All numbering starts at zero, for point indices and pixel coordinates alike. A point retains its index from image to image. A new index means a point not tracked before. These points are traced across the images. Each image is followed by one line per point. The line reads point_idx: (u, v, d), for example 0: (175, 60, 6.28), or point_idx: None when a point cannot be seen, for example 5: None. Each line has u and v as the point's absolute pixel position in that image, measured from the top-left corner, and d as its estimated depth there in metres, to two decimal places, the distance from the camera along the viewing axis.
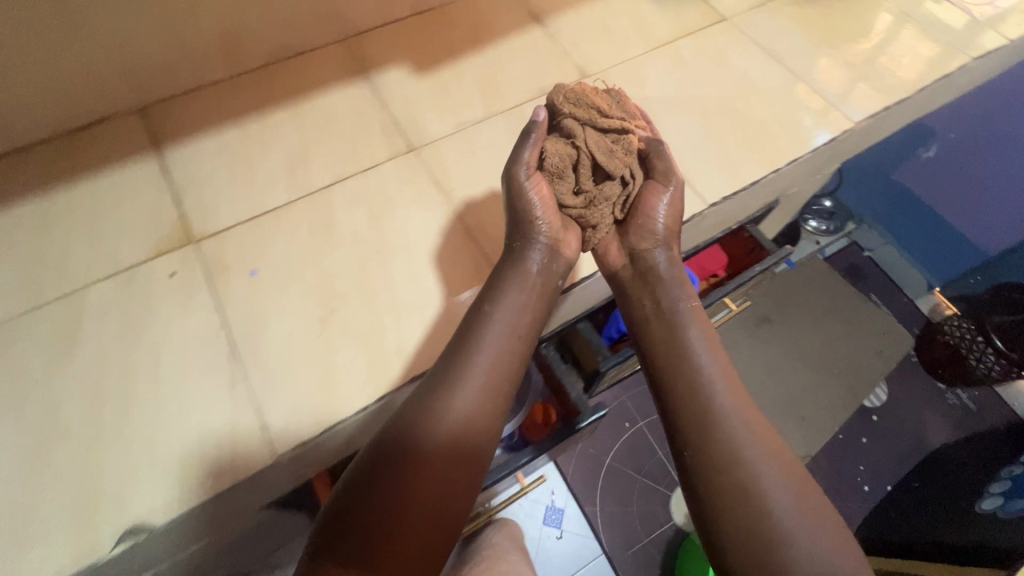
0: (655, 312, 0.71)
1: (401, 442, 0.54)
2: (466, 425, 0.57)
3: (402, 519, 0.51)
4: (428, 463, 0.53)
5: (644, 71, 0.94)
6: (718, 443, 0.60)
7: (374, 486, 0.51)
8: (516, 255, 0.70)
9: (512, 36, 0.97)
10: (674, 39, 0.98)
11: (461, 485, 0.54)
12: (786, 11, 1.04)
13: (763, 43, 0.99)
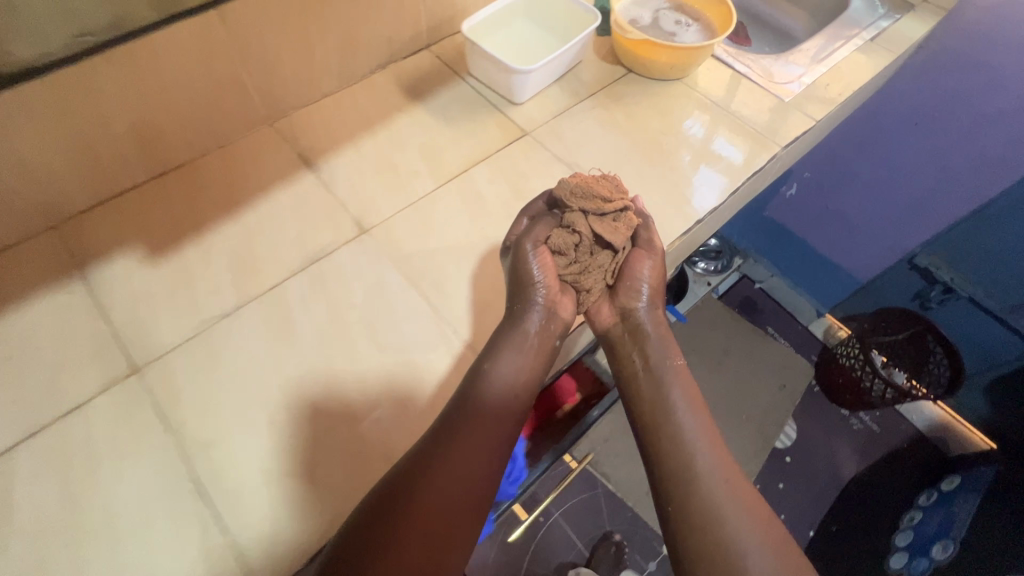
0: (643, 358, 0.73)
1: (443, 444, 0.60)
2: (485, 436, 0.62)
3: (412, 536, 0.55)
4: (449, 473, 0.59)
5: (431, 213, 0.82)
6: (692, 491, 0.61)
7: (393, 497, 0.56)
8: (514, 314, 0.70)
9: (404, 187, 0.85)
10: (467, 167, 0.88)
11: (471, 496, 0.60)
12: (639, 116, 0.99)
13: (566, 158, 0.90)
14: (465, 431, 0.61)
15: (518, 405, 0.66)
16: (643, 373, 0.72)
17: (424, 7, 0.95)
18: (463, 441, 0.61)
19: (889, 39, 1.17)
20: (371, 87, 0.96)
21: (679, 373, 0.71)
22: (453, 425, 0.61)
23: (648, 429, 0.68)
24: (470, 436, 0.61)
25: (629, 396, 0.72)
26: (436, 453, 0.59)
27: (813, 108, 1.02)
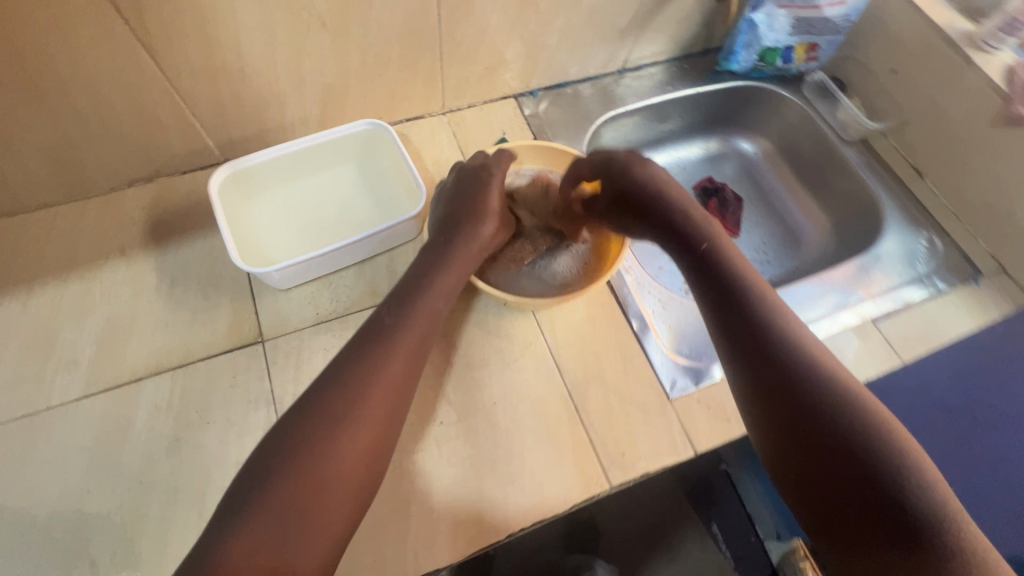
0: (713, 280, 0.55)
1: (323, 406, 0.47)
2: (375, 402, 0.48)
3: (297, 495, 0.43)
4: (346, 440, 0.46)
5: (41, 440, 0.58)
6: (830, 381, 0.46)
7: (292, 441, 0.45)
8: (424, 294, 0.56)
9: (40, 375, 0.61)
10: (143, 378, 0.62)
11: (373, 452, 0.48)
12: (441, 350, 0.68)
13: (284, 402, 0.63)
14: (362, 379, 0.49)
15: (416, 342, 0.53)
16: (725, 323, 0.52)
17: (197, 125, 0.69)
18: (351, 398, 0.47)
19: (909, 323, 0.76)
20: (113, 207, 0.72)
21: (766, 303, 0.52)
22: (336, 382, 0.48)
23: (754, 365, 0.49)
24: (365, 398, 0.48)
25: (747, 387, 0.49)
26: (346, 420, 0.46)
27: (707, 424, 0.66)
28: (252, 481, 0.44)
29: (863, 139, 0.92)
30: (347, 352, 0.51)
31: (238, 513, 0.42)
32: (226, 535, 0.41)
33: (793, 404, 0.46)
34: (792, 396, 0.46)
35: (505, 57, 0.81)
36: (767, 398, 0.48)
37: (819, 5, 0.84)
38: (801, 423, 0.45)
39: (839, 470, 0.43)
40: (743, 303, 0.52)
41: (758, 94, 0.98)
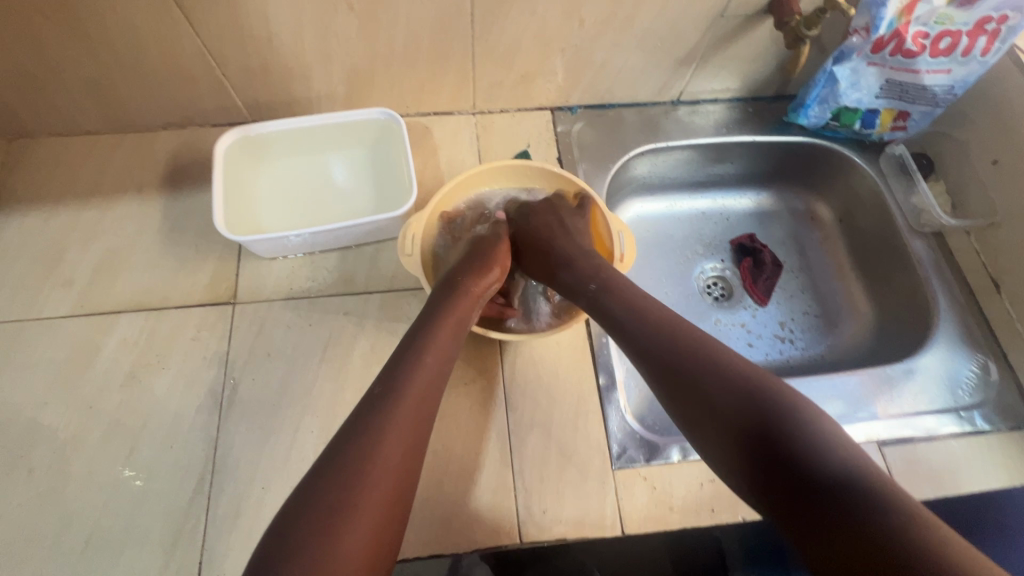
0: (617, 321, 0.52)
1: (310, 505, 0.37)
2: (370, 481, 0.38)
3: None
4: (353, 523, 0.36)
5: (24, 345, 0.64)
6: (761, 389, 0.42)
7: (278, 555, 0.35)
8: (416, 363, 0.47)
9: (40, 286, 0.67)
10: (122, 310, 0.66)
11: (388, 525, 0.38)
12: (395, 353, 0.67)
13: (235, 366, 0.64)
14: (352, 454, 0.39)
15: (418, 416, 0.44)
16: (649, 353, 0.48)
17: (227, 83, 0.72)
18: (342, 485, 0.38)
19: (922, 456, 0.65)
20: (144, 145, 0.77)
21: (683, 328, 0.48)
22: (319, 471, 0.39)
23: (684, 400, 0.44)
24: (360, 475, 0.38)
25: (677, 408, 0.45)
26: (341, 504, 0.37)
27: (645, 506, 0.60)
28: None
29: (938, 233, 0.79)
30: (329, 444, 0.41)
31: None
32: None
33: (735, 432, 0.40)
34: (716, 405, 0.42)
35: (544, 68, 0.76)
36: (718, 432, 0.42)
37: (918, 69, 0.73)
38: (751, 448, 0.39)
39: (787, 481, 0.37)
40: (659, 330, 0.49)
41: (829, 155, 0.87)
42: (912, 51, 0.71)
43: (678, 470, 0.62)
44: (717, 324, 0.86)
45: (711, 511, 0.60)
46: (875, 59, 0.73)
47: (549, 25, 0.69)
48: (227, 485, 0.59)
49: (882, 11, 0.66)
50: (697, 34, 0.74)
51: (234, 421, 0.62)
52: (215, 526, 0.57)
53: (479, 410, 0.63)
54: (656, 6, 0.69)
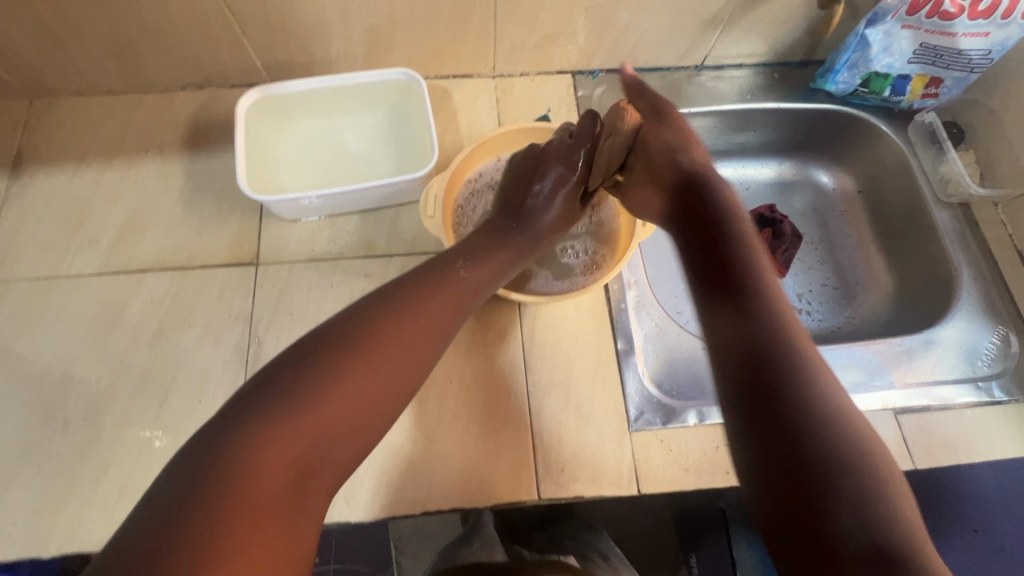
0: (713, 282, 0.48)
1: (316, 350, 0.42)
2: (375, 360, 0.43)
3: (275, 428, 0.37)
4: (348, 384, 0.41)
5: (55, 301, 0.65)
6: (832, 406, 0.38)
7: (274, 385, 0.39)
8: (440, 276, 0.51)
9: (68, 245, 0.68)
10: (147, 270, 0.67)
11: (348, 426, 0.40)
12: None
13: (259, 325, 0.66)
14: (365, 333, 0.44)
15: (429, 329, 0.47)
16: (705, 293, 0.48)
17: (246, 43, 0.71)
18: (339, 351, 0.42)
19: (937, 424, 0.65)
20: (163, 106, 0.76)
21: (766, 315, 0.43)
22: (335, 337, 0.43)
23: (738, 376, 0.41)
24: (355, 351, 0.42)
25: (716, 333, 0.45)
26: (348, 367, 0.41)
27: (662, 467, 0.61)
28: (228, 424, 0.38)
29: (965, 203, 0.78)
30: (346, 314, 0.46)
31: (222, 449, 0.36)
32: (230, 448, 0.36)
33: (755, 414, 0.39)
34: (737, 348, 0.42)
35: (566, 29, 0.74)
36: (750, 412, 0.39)
37: (955, 32, 0.71)
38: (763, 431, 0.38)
39: (778, 460, 0.36)
40: (760, 310, 0.44)
41: (857, 124, 0.84)
42: (950, 12, 0.69)
43: (695, 434, 0.63)
44: None
45: (727, 473, 0.62)
46: (910, 21, 0.71)
47: None
48: None
49: None
50: None
51: None
52: None
53: (500, 373, 0.65)
54: None
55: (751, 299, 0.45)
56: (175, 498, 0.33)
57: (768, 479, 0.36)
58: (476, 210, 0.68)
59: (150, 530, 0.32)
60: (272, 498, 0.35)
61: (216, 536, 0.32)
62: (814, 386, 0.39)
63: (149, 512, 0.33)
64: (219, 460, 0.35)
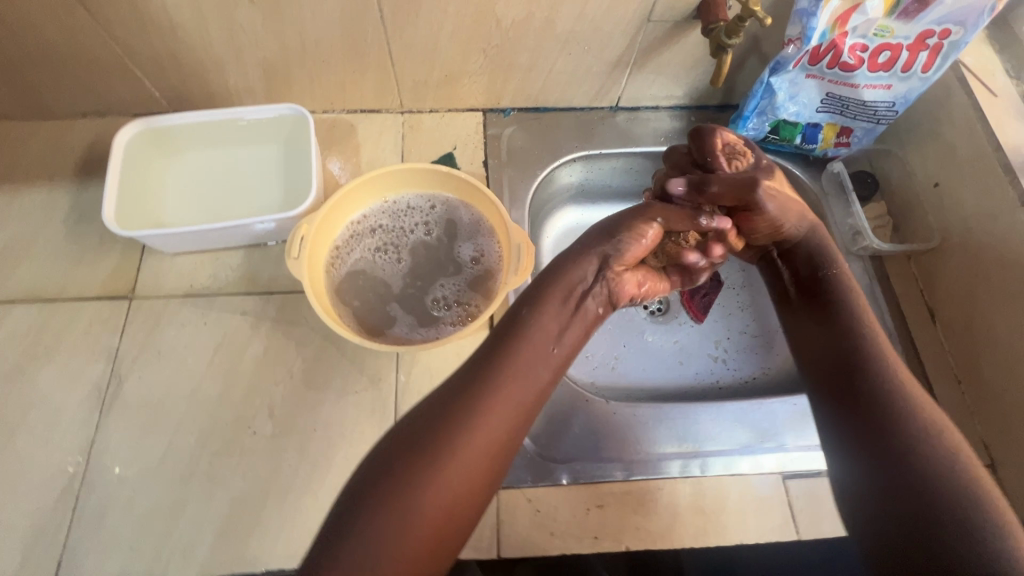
0: (852, 399, 0.50)
1: (418, 440, 0.43)
2: (476, 435, 0.43)
3: (396, 537, 0.39)
4: (445, 474, 0.42)
5: None
6: (924, 464, 0.45)
7: (377, 488, 0.41)
8: (522, 345, 0.48)
9: None
10: (15, 301, 0.66)
11: (463, 507, 0.42)
12: (288, 355, 0.65)
13: (123, 361, 0.63)
14: (464, 410, 0.44)
15: (519, 407, 0.46)
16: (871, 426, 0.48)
17: (137, 73, 0.70)
18: (445, 439, 0.43)
19: (827, 493, 0.62)
20: (61, 132, 0.75)
21: (920, 427, 0.46)
22: (436, 421, 0.44)
23: (845, 421, 0.49)
24: (467, 441, 0.43)
25: (858, 438, 0.48)
26: (448, 451, 0.42)
27: (526, 529, 0.58)
28: (343, 521, 0.40)
29: (876, 256, 0.75)
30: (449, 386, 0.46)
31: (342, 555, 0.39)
32: (345, 541, 0.39)
33: (932, 535, 0.42)
34: (902, 473, 0.45)
35: (467, 68, 0.73)
36: (860, 474, 0.47)
37: (857, 83, 0.70)
38: (924, 540, 0.43)
39: (918, 548, 0.43)
40: (896, 414, 0.47)
41: (774, 170, 0.82)
42: (850, 64, 0.68)
43: (566, 494, 0.60)
44: (649, 339, 0.84)
45: (594, 539, 0.58)
46: (813, 71, 0.70)
47: (464, 24, 0.66)
48: (97, 485, 0.58)
49: (813, 22, 0.62)
50: (624, 38, 0.70)
51: (114, 418, 0.61)
52: (80, 525, 0.56)
53: (366, 421, 0.62)
54: (576, 6, 0.65)
55: (878, 407, 0.48)
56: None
57: (877, 520, 0.45)
58: (355, 250, 0.67)
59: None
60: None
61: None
62: (928, 470, 0.44)
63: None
64: (335, 570, 0.38)
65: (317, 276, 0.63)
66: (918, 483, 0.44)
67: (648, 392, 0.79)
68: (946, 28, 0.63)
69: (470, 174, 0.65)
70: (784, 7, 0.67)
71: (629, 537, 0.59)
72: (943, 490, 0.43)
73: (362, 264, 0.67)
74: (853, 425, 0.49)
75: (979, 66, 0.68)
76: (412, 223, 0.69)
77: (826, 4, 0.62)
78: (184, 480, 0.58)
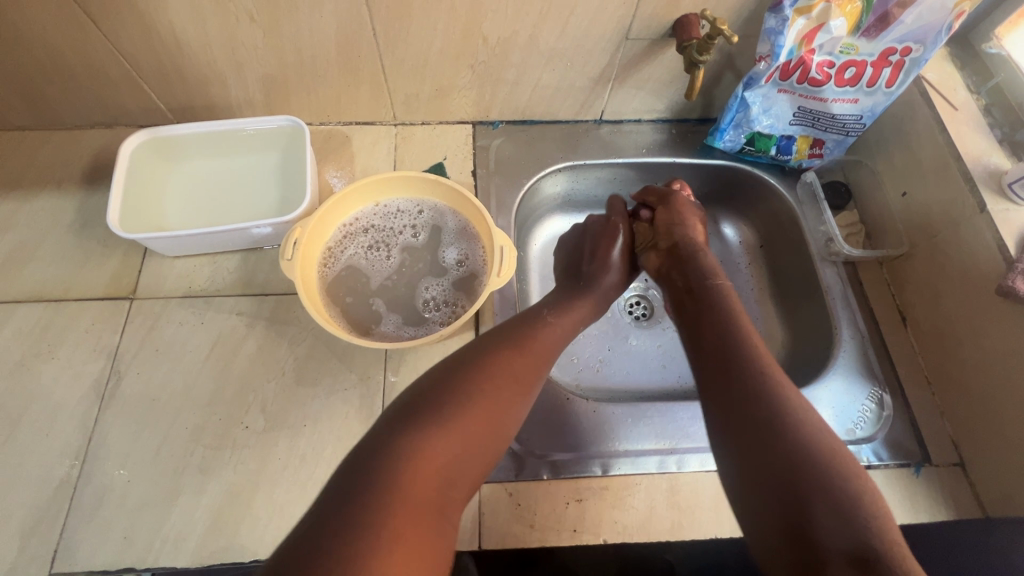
0: (721, 380, 0.50)
1: (466, 372, 0.49)
2: (513, 383, 0.50)
3: (448, 438, 0.44)
4: (500, 399, 0.48)
5: None
6: (802, 444, 0.43)
7: (434, 399, 0.46)
8: (543, 323, 0.58)
9: None
10: (22, 301, 0.69)
11: (498, 436, 0.47)
12: (280, 353, 0.67)
13: (122, 359, 0.66)
14: (506, 359, 0.51)
15: (544, 357, 0.54)
16: (735, 403, 0.48)
17: (145, 86, 0.74)
18: (485, 375, 0.49)
19: None
20: (70, 142, 0.79)
21: (798, 410, 0.46)
22: (478, 362, 0.50)
23: (717, 406, 0.49)
24: (505, 387, 0.49)
25: (727, 416, 0.47)
26: (491, 390, 0.48)
27: (507, 522, 0.60)
28: (392, 432, 0.43)
29: (849, 262, 0.78)
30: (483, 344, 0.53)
31: (397, 451, 0.42)
32: (405, 441, 0.42)
33: (796, 513, 0.41)
34: (773, 452, 0.44)
35: (456, 83, 0.78)
36: (740, 461, 0.45)
37: (825, 97, 0.73)
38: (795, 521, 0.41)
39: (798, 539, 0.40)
40: (758, 392, 0.47)
41: (751, 180, 0.86)
42: (818, 79, 0.72)
43: (546, 488, 0.62)
44: (633, 343, 0.86)
45: (573, 531, 0.60)
46: (784, 86, 0.73)
47: (452, 40, 0.70)
48: (94, 476, 0.60)
49: (780, 40, 0.66)
50: (605, 55, 0.74)
51: (112, 413, 0.63)
52: (76, 515, 0.58)
53: (355, 418, 0.64)
54: (558, 24, 0.69)
55: (743, 383, 0.48)
56: (361, 492, 0.38)
57: (755, 504, 0.43)
58: (347, 252, 0.71)
59: (339, 515, 0.37)
60: (420, 499, 0.40)
61: (387, 528, 0.37)
62: (800, 445, 0.43)
63: (335, 503, 0.38)
64: (391, 465, 0.41)
65: (311, 276, 0.66)
66: (788, 459, 0.43)
67: (632, 394, 0.82)
68: (907, 47, 0.67)
69: (456, 181, 0.68)
70: (754, 26, 0.71)
71: (607, 530, 0.60)
72: (800, 466, 0.42)
73: (354, 263, 0.71)
74: (722, 406, 0.48)
75: (940, 81, 0.72)
76: (400, 226, 0.73)
77: (792, 23, 0.65)
78: (177, 472, 0.61)
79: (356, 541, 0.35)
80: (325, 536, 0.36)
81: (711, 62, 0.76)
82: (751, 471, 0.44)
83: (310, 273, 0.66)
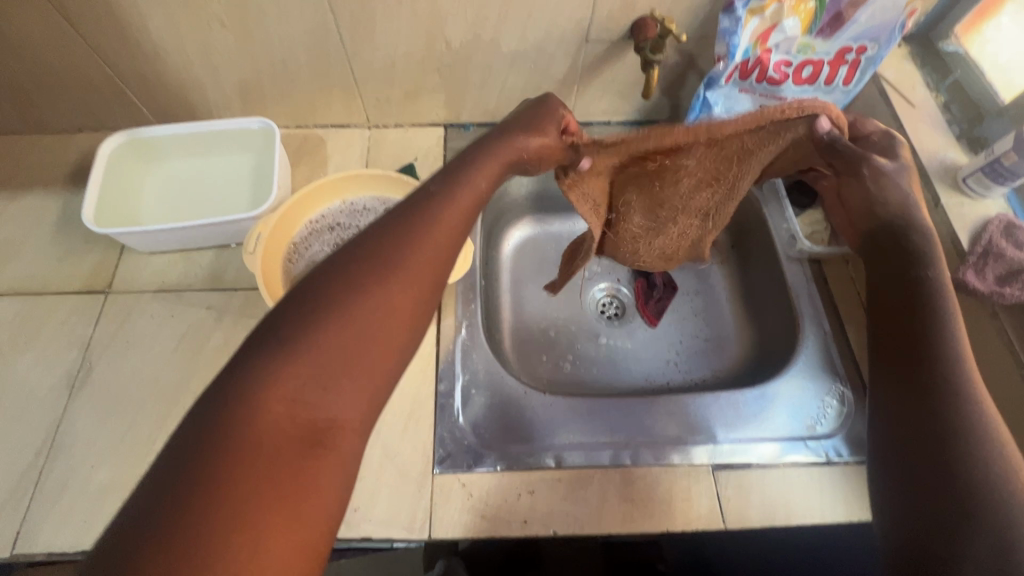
0: (898, 372, 0.43)
1: (337, 273, 0.37)
2: (404, 279, 0.38)
3: (299, 358, 0.34)
4: (378, 297, 0.37)
5: None
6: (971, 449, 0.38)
7: (287, 318, 0.35)
8: (439, 200, 0.43)
9: None
10: (4, 294, 0.72)
11: (391, 342, 0.37)
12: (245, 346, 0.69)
13: (94, 349, 0.68)
14: (390, 252, 0.39)
15: (447, 238, 0.42)
16: (908, 398, 0.42)
17: (127, 91, 0.77)
18: (354, 286, 0.37)
19: (756, 483, 0.63)
20: (60, 145, 0.83)
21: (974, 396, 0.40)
22: (348, 265, 0.38)
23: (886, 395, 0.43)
24: (390, 277, 0.38)
25: (899, 410, 0.42)
26: (370, 289, 0.37)
27: (457, 513, 0.61)
28: (238, 362, 0.34)
29: (815, 260, 0.78)
30: (365, 232, 0.40)
31: (239, 391, 0.32)
32: (251, 374, 0.33)
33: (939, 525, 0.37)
34: (932, 455, 0.39)
35: (424, 86, 0.80)
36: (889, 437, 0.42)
37: (785, 96, 0.74)
38: (941, 529, 0.37)
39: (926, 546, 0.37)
40: (943, 391, 0.41)
41: None
42: (776, 79, 0.72)
43: (500, 480, 0.62)
44: (604, 343, 0.86)
45: (523, 522, 0.60)
46: (744, 85, 0.74)
47: (417, 44, 0.73)
48: (60, 460, 0.62)
49: (735, 40, 0.67)
50: (567, 56, 0.76)
51: (81, 402, 0.65)
52: (40, 498, 0.60)
53: None
54: (517, 27, 0.71)
55: (929, 382, 0.41)
56: (194, 448, 0.30)
57: (896, 499, 0.40)
58: (313, 249, 0.72)
59: (170, 473, 0.30)
60: (280, 442, 0.32)
61: (231, 487, 0.30)
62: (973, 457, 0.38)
63: (167, 464, 0.30)
64: (232, 403, 0.32)
65: (277, 271, 0.69)
66: (949, 470, 0.38)
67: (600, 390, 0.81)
68: (862, 45, 0.68)
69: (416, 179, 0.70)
70: (712, 27, 0.72)
71: (557, 522, 0.60)
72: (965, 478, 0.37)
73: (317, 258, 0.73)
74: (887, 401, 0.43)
75: (898, 79, 0.72)
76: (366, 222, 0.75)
77: (746, 23, 0.66)
78: (139, 458, 0.62)
79: (192, 510, 0.28)
80: (152, 504, 0.29)
81: (673, 63, 0.78)
82: (909, 453, 0.40)
83: (274, 267, 0.68)
